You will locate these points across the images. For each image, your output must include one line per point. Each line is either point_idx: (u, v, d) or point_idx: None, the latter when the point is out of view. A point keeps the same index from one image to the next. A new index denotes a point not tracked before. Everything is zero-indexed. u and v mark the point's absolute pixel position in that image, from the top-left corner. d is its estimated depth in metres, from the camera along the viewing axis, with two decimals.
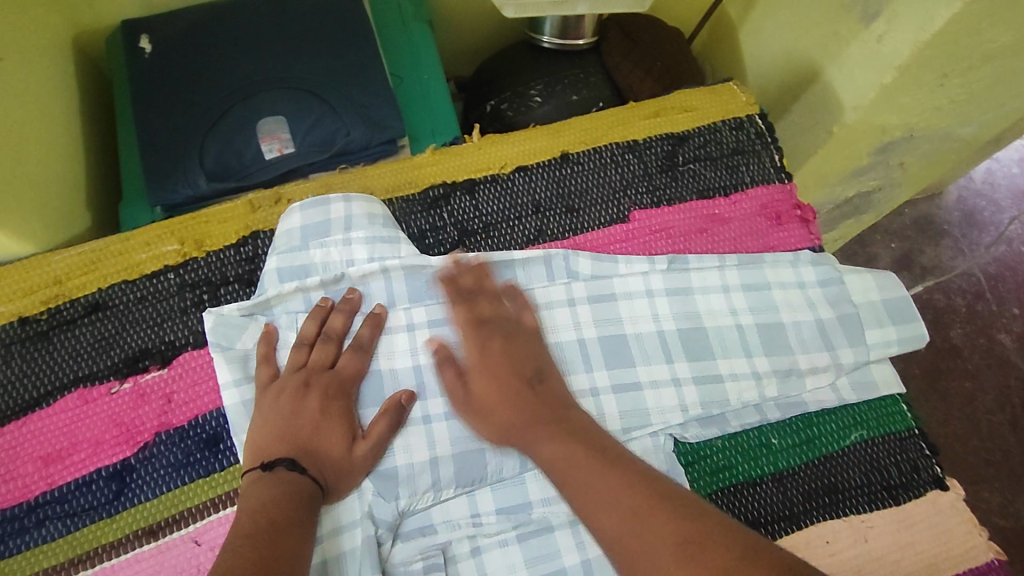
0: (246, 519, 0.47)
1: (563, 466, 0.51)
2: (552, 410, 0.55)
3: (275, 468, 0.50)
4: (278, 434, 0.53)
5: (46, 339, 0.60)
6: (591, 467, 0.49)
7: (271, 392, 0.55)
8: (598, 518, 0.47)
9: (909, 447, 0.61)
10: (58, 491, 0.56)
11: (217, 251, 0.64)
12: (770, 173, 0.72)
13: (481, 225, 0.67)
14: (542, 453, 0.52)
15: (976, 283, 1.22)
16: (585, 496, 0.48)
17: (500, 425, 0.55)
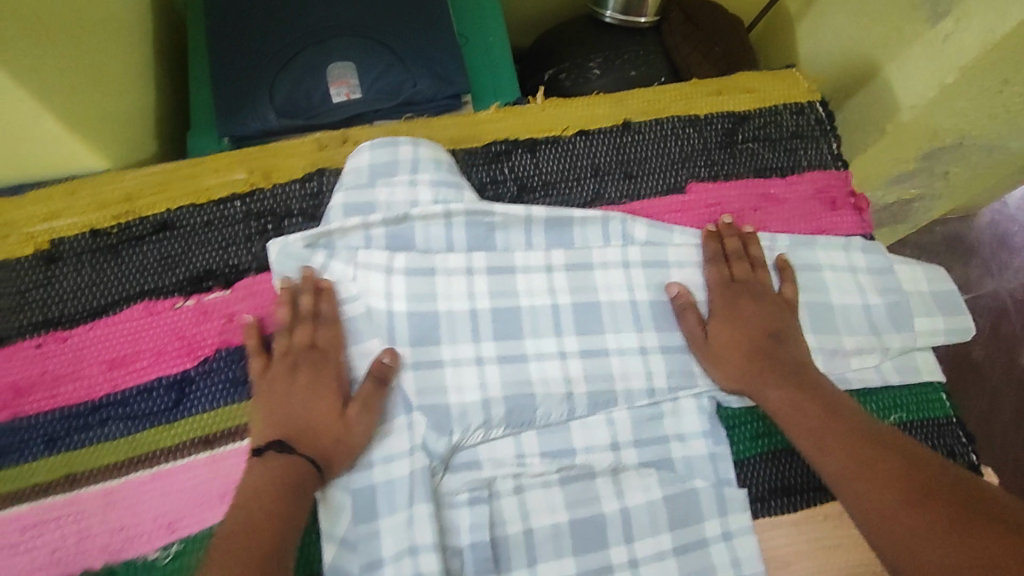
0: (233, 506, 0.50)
1: (790, 413, 0.56)
2: (782, 366, 0.58)
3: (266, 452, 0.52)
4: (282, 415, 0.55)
5: (115, 252, 0.62)
6: (817, 414, 0.54)
7: (311, 359, 0.57)
8: (831, 460, 0.51)
9: (946, 433, 0.62)
10: (121, 394, 0.58)
11: (283, 183, 0.65)
12: (827, 159, 0.72)
13: (541, 182, 0.68)
14: (772, 400, 0.57)
15: (1002, 304, 1.22)
16: (803, 435, 0.54)
17: (742, 369, 0.59)
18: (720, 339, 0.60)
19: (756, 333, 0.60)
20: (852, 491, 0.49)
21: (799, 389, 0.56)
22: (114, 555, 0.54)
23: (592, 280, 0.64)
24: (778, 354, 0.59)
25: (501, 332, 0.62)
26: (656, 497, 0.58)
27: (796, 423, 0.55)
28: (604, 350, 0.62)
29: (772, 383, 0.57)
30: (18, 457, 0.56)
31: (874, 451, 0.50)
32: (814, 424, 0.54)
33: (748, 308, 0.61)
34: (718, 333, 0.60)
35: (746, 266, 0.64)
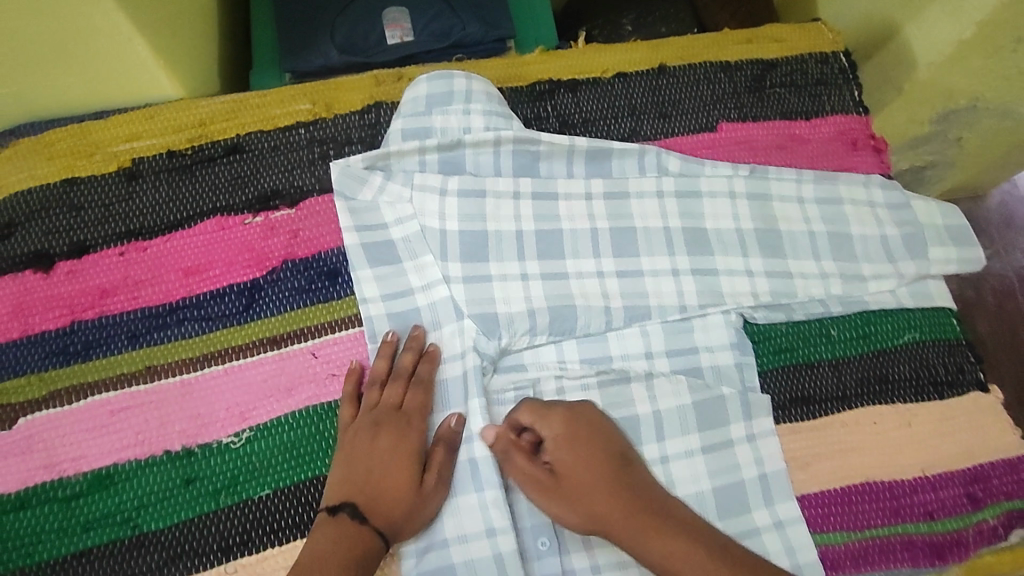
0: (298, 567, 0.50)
1: (627, 524, 0.54)
2: (627, 504, 0.54)
3: (339, 514, 0.53)
4: (361, 479, 0.55)
5: (189, 171, 0.67)
6: (648, 533, 0.53)
7: (393, 421, 0.58)
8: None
9: (957, 352, 0.66)
10: (197, 297, 0.63)
11: (343, 114, 0.70)
12: (850, 105, 0.77)
13: (582, 119, 0.73)
14: (657, 549, 0.53)
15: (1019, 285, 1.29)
16: (659, 548, 0.53)
17: (599, 512, 0.54)
18: (574, 481, 0.56)
19: (602, 477, 0.56)
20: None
21: (637, 505, 0.55)
22: (191, 439, 0.58)
23: (627, 208, 0.69)
24: (631, 488, 0.55)
25: (544, 253, 0.67)
26: (686, 402, 0.62)
27: (639, 540, 0.53)
28: (638, 272, 0.67)
29: (648, 542, 0.53)
30: (102, 351, 0.60)
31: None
32: (666, 542, 0.53)
33: (614, 468, 0.56)
34: (578, 501, 0.55)
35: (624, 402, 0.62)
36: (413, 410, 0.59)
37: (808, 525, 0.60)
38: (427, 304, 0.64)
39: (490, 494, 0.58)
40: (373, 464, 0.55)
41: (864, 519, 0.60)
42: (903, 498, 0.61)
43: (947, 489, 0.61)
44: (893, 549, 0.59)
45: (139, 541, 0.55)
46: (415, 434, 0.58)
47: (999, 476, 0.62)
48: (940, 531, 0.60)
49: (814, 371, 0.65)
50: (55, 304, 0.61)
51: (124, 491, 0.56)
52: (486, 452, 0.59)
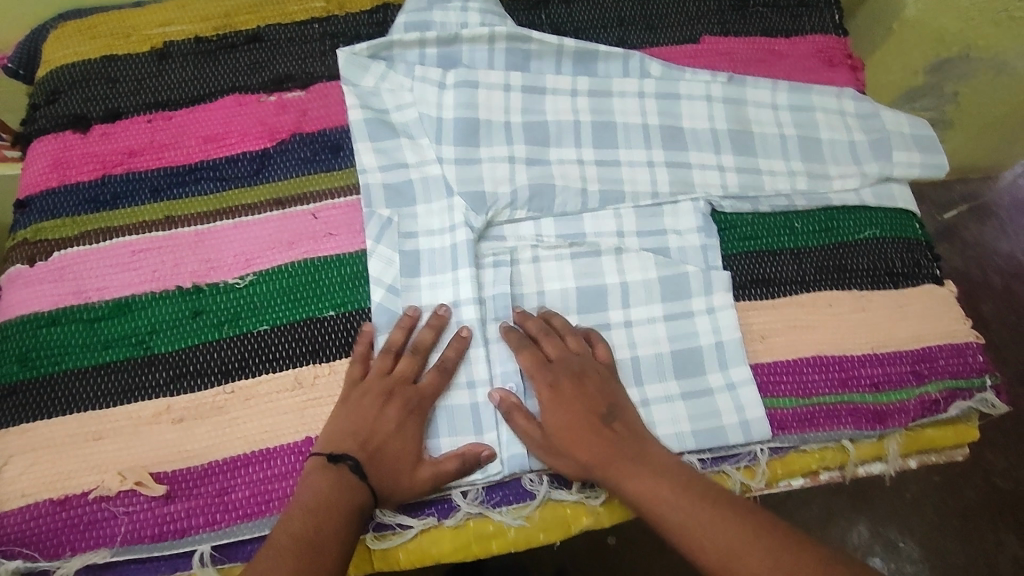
0: (292, 511, 0.52)
1: (609, 462, 0.56)
2: (612, 443, 0.57)
3: (338, 465, 0.55)
4: (366, 437, 0.57)
5: (213, 55, 0.74)
6: (630, 469, 0.56)
7: (404, 395, 0.59)
8: (676, 519, 0.52)
9: (917, 250, 0.70)
10: (213, 161, 0.70)
11: (354, 13, 0.77)
12: (829, 27, 0.81)
13: (573, 28, 0.79)
14: (633, 488, 0.55)
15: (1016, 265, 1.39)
16: (636, 485, 0.55)
17: (587, 453, 0.57)
18: (560, 426, 0.58)
19: (586, 415, 0.58)
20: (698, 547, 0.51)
21: (621, 445, 0.57)
22: (200, 278, 0.65)
23: (609, 106, 0.74)
24: (614, 430, 0.58)
25: (530, 139, 0.71)
26: (652, 276, 0.67)
27: (625, 476, 0.55)
28: (615, 161, 0.72)
29: (627, 476, 0.55)
30: (129, 202, 0.67)
31: (701, 507, 0.53)
32: (643, 477, 0.55)
33: (591, 396, 0.59)
34: (565, 433, 0.58)
35: (557, 342, 0.62)
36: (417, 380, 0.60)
37: (759, 389, 0.64)
38: (420, 179, 0.69)
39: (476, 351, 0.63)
40: (377, 426, 0.57)
41: (813, 386, 0.64)
42: (851, 370, 0.64)
43: (893, 365, 0.65)
44: (838, 414, 0.63)
45: (150, 360, 0.61)
46: (421, 404, 0.59)
47: (945, 357, 0.65)
48: (884, 401, 0.64)
49: (777, 258, 0.69)
50: (90, 160, 0.69)
51: (139, 318, 0.63)
52: (474, 314, 0.64)
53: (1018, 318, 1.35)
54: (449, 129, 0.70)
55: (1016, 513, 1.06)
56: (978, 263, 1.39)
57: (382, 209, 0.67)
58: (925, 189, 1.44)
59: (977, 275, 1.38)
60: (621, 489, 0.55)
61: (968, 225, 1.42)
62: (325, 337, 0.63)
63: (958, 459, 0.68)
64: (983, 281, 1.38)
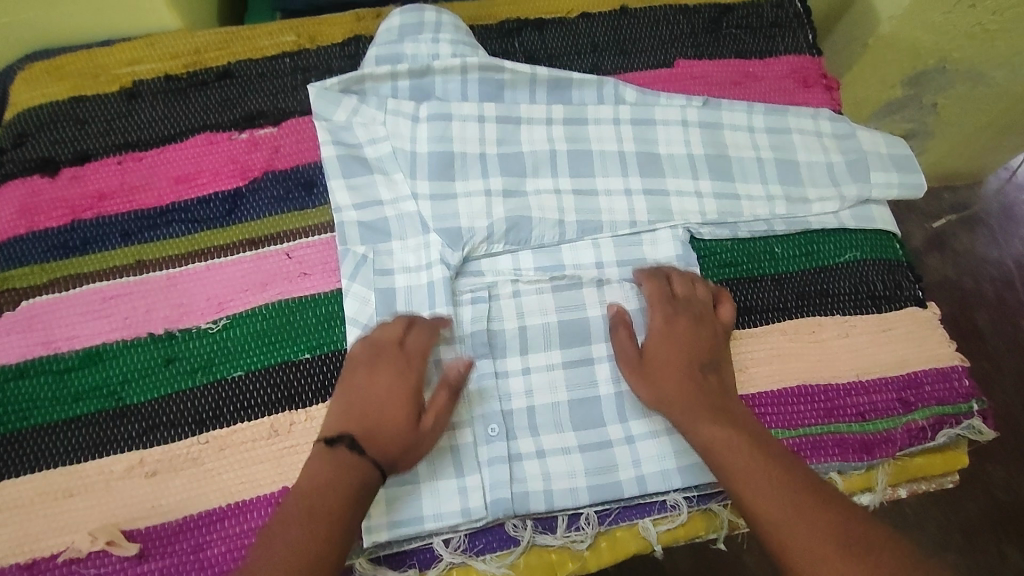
0: (293, 495, 0.51)
1: (678, 405, 0.58)
2: (704, 394, 0.58)
3: (335, 446, 0.53)
4: (354, 405, 0.55)
5: (184, 93, 0.73)
6: (705, 415, 0.56)
7: (393, 356, 0.58)
8: (750, 472, 0.52)
9: (898, 271, 0.70)
10: (185, 202, 0.69)
11: (326, 47, 0.77)
12: (803, 47, 0.81)
13: (547, 55, 0.78)
14: (705, 432, 0.56)
15: (1006, 273, 1.39)
16: (708, 430, 0.55)
17: (673, 388, 0.58)
18: (658, 352, 0.61)
19: (692, 360, 0.60)
20: (764, 500, 0.50)
21: (701, 396, 0.58)
22: (172, 325, 0.63)
23: (584, 133, 0.74)
24: (706, 381, 0.59)
25: (506, 170, 0.71)
26: (634, 308, 0.67)
27: (695, 421, 0.56)
28: (593, 191, 0.71)
29: (704, 419, 0.56)
30: (99, 246, 0.66)
31: (774, 468, 0.52)
32: (717, 426, 0.55)
33: (688, 327, 0.62)
34: (656, 349, 0.61)
35: (686, 283, 0.65)
36: (411, 348, 0.58)
37: None
38: (396, 215, 0.69)
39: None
40: (373, 399, 0.55)
41: (799, 418, 0.63)
42: (837, 400, 0.64)
43: (879, 393, 0.64)
44: (825, 445, 0.62)
45: (121, 412, 0.60)
46: (413, 371, 0.57)
47: (931, 382, 0.65)
48: (871, 431, 0.63)
49: (760, 284, 0.68)
50: (59, 205, 0.68)
51: (111, 367, 0.61)
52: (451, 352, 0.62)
53: (1009, 323, 1.35)
54: (426, 162, 0.69)
55: (1017, 524, 1.06)
56: (972, 273, 1.39)
57: (357, 247, 0.67)
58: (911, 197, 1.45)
59: (968, 282, 1.38)
60: (694, 433, 0.56)
61: (955, 232, 1.42)
62: (301, 381, 0.62)
63: (950, 484, 0.67)
64: (973, 288, 1.38)
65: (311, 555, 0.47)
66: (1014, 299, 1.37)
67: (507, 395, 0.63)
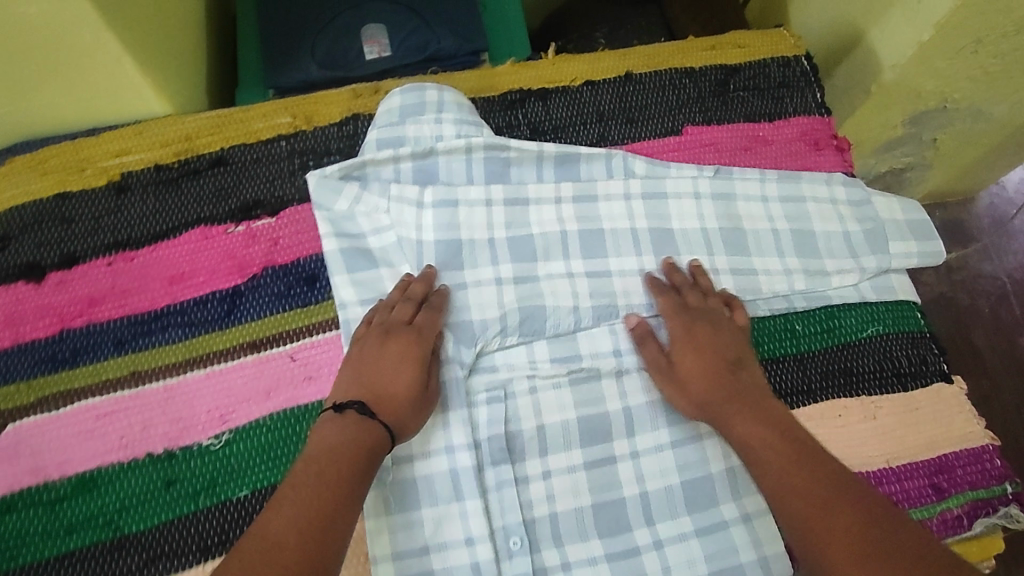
0: (305, 460, 0.51)
1: (713, 405, 0.58)
2: (743, 396, 0.58)
3: (346, 410, 0.53)
4: (370, 377, 0.56)
5: (175, 184, 0.70)
6: (744, 414, 0.56)
7: (402, 334, 0.59)
8: (779, 470, 0.51)
9: (921, 344, 0.68)
10: (180, 304, 0.65)
11: (323, 127, 0.73)
12: (812, 107, 0.79)
13: (552, 127, 0.76)
14: (738, 430, 0.56)
15: (1001, 287, 1.37)
16: (743, 428, 0.55)
17: (704, 393, 0.59)
18: (682, 364, 0.61)
19: (721, 359, 0.60)
20: (787, 500, 0.50)
21: (746, 407, 0.57)
22: (172, 442, 0.60)
23: (595, 211, 0.71)
24: (737, 381, 0.59)
25: (517, 255, 0.68)
26: (655, 398, 0.65)
27: (732, 419, 0.57)
28: (606, 272, 0.69)
29: (740, 419, 0.56)
30: (90, 358, 0.62)
31: (803, 470, 0.51)
32: (751, 422, 0.55)
33: (705, 331, 0.62)
34: (681, 360, 0.61)
35: (697, 295, 0.65)
36: (424, 325, 0.61)
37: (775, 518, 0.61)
38: None
39: (470, 504, 0.59)
40: (382, 369, 0.57)
41: None
42: None
43: (911, 480, 0.63)
44: None
45: (121, 543, 0.57)
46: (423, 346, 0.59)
47: (963, 465, 0.64)
48: None
49: (783, 366, 0.66)
50: (46, 314, 0.64)
51: (107, 494, 0.58)
52: (469, 462, 0.60)
53: (1008, 340, 1.33)
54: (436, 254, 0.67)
55: None
56: (966, 288, 1.37)
57: None
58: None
59: (964, 298, 1.36)
60: (730, 433, 0.56)
61: (951, 250, 1.41)
62: None
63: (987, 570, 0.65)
64: (970, 306, 1.36)
65: (326, 515, 0.47)
66: (1011, 315, 1.36)
67: (529, 502, 0.61)
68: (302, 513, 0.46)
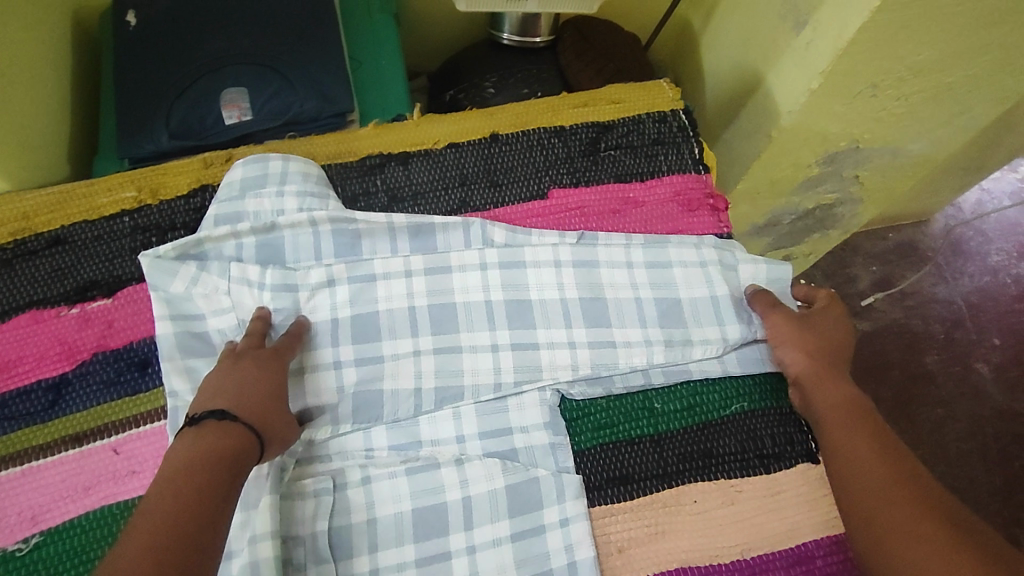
0: (163, 475, 0.47)
1: (807, 367, 0.62)
2: (832, 371, 0.61)
3: (201, 421, 0.50)
4: (233, 391, 0.53)
5: (9, 266, 0.67)
6: (841, 390, 0.60)
7: (256, 354, 0.57)
8: (853, 443, 0.56)
9: (788, 421, 0.65)
10: (2, 395, 0.63)
11: (169, 200, 0.71)
12: (688, 164, 0.76)
13: (412, 193, 0.73)
14: (825, 396, 0.60)
15: (957, 311, 1.33)
16: (828, 392, 0.60)
17: (806, 359, 0.62)
18: (812, 331, 0.64)
19: (840, 346, 0.64)
20: (860, 470, 0.54)
21: (852, 391, 0.60)
22: None
23: (448, 283, 0.68)
24: (841, 368, 0.62)
25: (359, 335, 0.65)
26: (498, 487, 0.61)
27: (820, 381, 0.61)
28: (455, 348, 0.66)
29: (833, 385, 0.60)
30: None
31: (886, 446, 0.55)
32: (832, 390, 0.60)
33: (824, 324, 0.66)
34: (813, 328, 0.64)
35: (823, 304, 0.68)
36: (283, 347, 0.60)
37: None
38: None
39: None
40: (240, 384, 0.54)
41: None
42: None
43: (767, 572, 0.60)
44: None
45: None
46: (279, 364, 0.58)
47: (825, 555, 0.60)
48: None
49: (636, 449, 0.63)
50: None
51: None
52: (269, 556, 0.54)
53: (963, 366, 1.28)
54: (280, 335, 0.63)
55: None
56: (921, 313, 1.33)
57: None
58: (857, 239, 1.39)
59: (918, 324, 1.32)
60: (812, 394, 0.61)
61: (903, 273, 1.36)
62: None
63: None
64: (924, 330, 1.31)
65: (192, 525, 0.44)
66: (966, 338, 1.31)
67: None
68: (164, 532, 0.43)
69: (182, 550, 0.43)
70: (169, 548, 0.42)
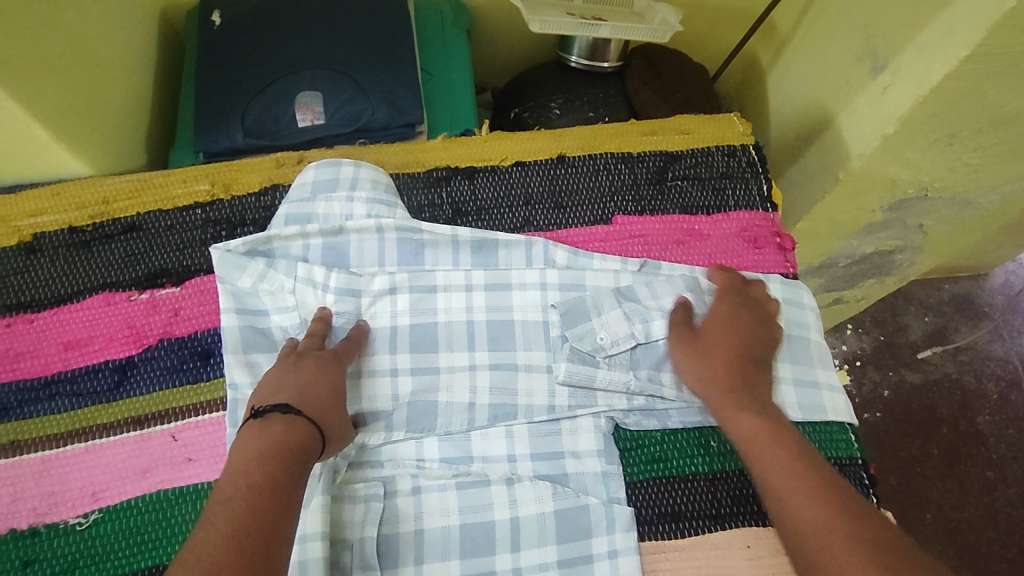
0: (232, 465, 0.46)
1: (707, 385, 0.60)
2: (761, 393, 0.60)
3: (266, 414, 0.50)
4: (296, 387, 0.53)
5: (87, 247, 0.69)
6: (730, 394, 0.59)
7: (317, 355, 0.57)
8: (766, 451, 0.53)
9: (846, 473, 0.64)
10: (72, 372, 0.64)
11: (241, 196, 0.72)
12: (755, 200, 0.75)
13: (476, 208, 0.73)
14: (741, 426, 0.56)
15: (1013, 371, 1.27)
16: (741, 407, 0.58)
17: (722, 368, 0.61)
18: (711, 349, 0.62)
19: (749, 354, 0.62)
20: (768, 477, 0.52)
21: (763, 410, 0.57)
22: (38, 518, 0.59)
23: (508, 300, 0.68)
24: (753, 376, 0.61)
25: (417, 344, 0.66)
26: (548, 510, 0.60)
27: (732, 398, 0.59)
28: (512, 366, 0.66)
29: (742, 406, 0.58)
30: None
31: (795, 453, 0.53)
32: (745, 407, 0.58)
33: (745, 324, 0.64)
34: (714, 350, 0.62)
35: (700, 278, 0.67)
36: (342, 350, 0.60)
37: None
38: None
39: None
40: (305, 381, 0.54)
41: None
42: None
43: None
44: None
45: None
46: (339, 366, 0.58)
47: None
48: None
49: (689, 485, 0.62)
50: None
51: None
52: (319, 555, 0.54)
53: (1018, 429, 1.22)
54: (338, 340, 0.64)
55: None
56: (974, 370, 1.27)
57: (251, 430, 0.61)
58: (912, 287, 1.34)
59: (971, 380, 1.26)
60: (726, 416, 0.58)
61: (959, 326, 1.31)
62: None
63: None
64: (977, 388, 1.26)
65: (272, 510, 0.44)
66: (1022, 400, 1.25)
67: None
68: (246, 516, 0.42)
69: (268, 531, 0.42)
70: (251, 529, 0.42)
